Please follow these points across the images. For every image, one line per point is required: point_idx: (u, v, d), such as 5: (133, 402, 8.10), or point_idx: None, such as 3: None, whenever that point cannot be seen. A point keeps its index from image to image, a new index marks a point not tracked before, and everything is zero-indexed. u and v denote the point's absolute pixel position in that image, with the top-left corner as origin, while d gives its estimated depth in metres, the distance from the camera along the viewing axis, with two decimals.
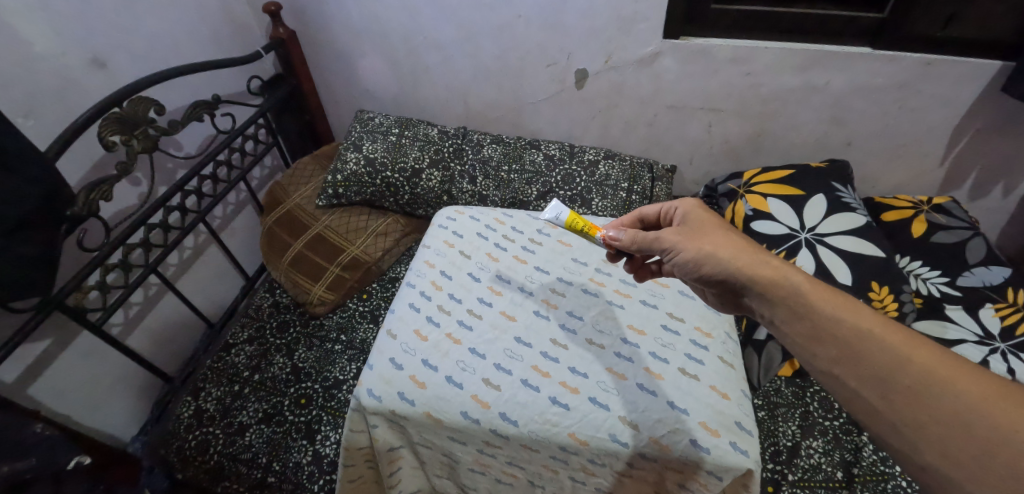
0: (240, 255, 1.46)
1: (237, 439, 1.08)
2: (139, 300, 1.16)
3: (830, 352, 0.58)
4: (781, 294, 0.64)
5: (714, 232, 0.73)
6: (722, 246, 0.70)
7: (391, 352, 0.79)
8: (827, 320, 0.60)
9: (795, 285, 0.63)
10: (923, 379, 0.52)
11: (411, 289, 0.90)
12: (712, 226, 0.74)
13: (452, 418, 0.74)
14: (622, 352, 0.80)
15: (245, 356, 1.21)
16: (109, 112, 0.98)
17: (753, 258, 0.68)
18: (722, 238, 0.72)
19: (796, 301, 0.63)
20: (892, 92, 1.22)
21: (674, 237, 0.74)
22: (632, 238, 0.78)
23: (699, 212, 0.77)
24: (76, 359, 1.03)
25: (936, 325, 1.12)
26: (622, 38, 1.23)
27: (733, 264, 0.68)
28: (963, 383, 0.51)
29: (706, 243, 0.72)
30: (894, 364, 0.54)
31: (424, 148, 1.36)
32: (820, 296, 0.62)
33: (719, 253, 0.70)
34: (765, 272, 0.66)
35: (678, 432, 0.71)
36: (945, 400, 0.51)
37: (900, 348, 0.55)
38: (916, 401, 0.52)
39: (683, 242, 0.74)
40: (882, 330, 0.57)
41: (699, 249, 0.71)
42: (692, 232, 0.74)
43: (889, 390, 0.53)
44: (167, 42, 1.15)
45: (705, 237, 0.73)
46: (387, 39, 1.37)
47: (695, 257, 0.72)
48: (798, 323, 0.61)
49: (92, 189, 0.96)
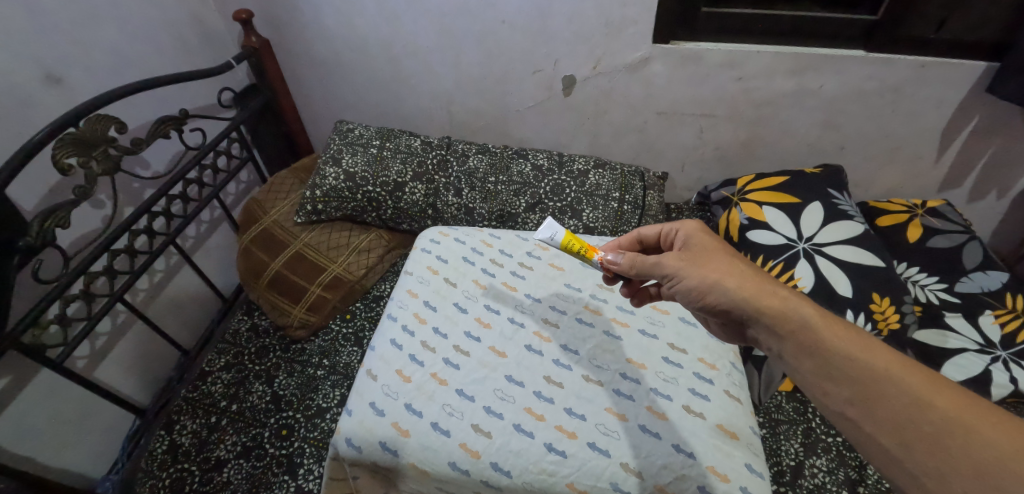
0: (215, 276, 1.39)
1: (214, 476, 1.02)
2: (106, 330, 1.08)
3: (844, 391, 0.54)
4: (790, 327, 0.60)
5: (718, 258, 0.69)
6: (728, 274, 0.66)
7: (372, 395, 0.74)
8: (839, 359, 0.56)
9: (806, 318, 0.60)
10: (945, 425, 0.49)
11: (392, 322, 0.84)
12: (716, 251, 0.70)
13: (439, 469, 0.69)
14: (622, 390, 0.76)
15: (222, 385, 1.15)
16: (62, 133, 0.90)
17: (759, 288, 0.64)
18: (726, 264, 0.68)
19: (805, 335, 0.59)
20: (885, 95, 1.20)
21: (676, 263, 0.70)
22: (631, 263, 0.74)
23: (701, 236, 0.73)
24: (38, 397, 0.95)
25: (937, 335, 1.09)
26: (610, 44, 1.19)
27: (740, 294, 0.64)
28: (990, 432, 0.47)
29: (711, 270, 0.67)
30: (913, 408, 0.51)
31: (406, 161, 1.30)
32: (833, 330, 0.58)
33: (724, 281, 0.66)
34: (772, 303, 0.62)
35: (685, 478, 0.68)
36: (969, 450, 0.47)
37: (920, 390, 0.51)
38: (936, 448, 0.48)
39: (686, 268, 0.69)
40: (900, 371, 0.53)
41: (702, 277, 0.67)
42: (696, 257, 0.70)
43: (908, 436, 0.50)
44: (129, 53, 1.08)
45: (709, 263, 0.69)
46: (365, 47, 1.31)
47: (699, 285, 0.68)
48: (808, 360, 0.58)
49: (48, 215, 0.88)
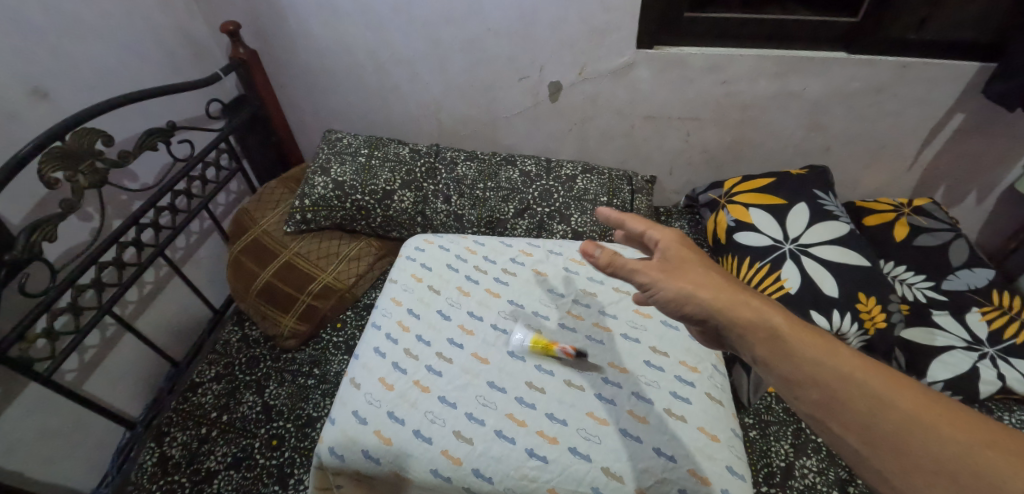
0: (205, 287, 1.39)
1: (205, 488, 1.01)
2: (95, 343, 1.08)
3: (812, 395, 0.54)
4: (761, 336, 0.59)
5: (695, 272, 0.68)
6: (704, 288, 0.65)
7: (355, 404, 0.75)
8: (807, 363, 0.55)
9: (774, 325, 0.59)
10: (907, 425, 0.49)
11: (376, 330, 0.85)
12: (691, 262, 0.69)
13: (420, 477, 0.70)
14: (603, 394, 0.76)
15: (212, 396, 1.15)
16: (50, 147, 0.90)
17: (734, 299, 0.63)
18: (703, 277, 0.67)
19: (775, 344, 0.58)
20: (868, 96, 1.21)
21: (653, 274, 0.68)
22: (608, 260, 0.68)
23: (679, 245, 0.72)
24: (27, 411, 0.95)
25: (924, 333, 1.09)
26: (594, 49, 1.20)
27: (715, 306, 0.64)
28: (950, 430, 0.48)
29: (686, 280, 0.66)
30: (876, 409, 0.51)
31: (394, 169, 1.30)
32: (800, 336, 0.58)
33: (699, 293, 0.65)
34: (744, 313, 0.62)
35: (666, 482, 0.68)
36: (931, 447, 0.48)
37: (883, 392, 0.51)
38: (900, 450, 0.48)
39: (665, 280, 0.67)
40: (862, 372, 0.53)
41: (681, 289, 0.66)
42: (671, 268, 0.69)
43: (874, 436, 0.50)
44: (116, 66, 1.09)
45: (686, 275, 0.67)
46: (353, 57, 1.32)
47: (677, 297, 0.66)
48: (778, 367, 0.57)
49: (33, 229, 0.88)
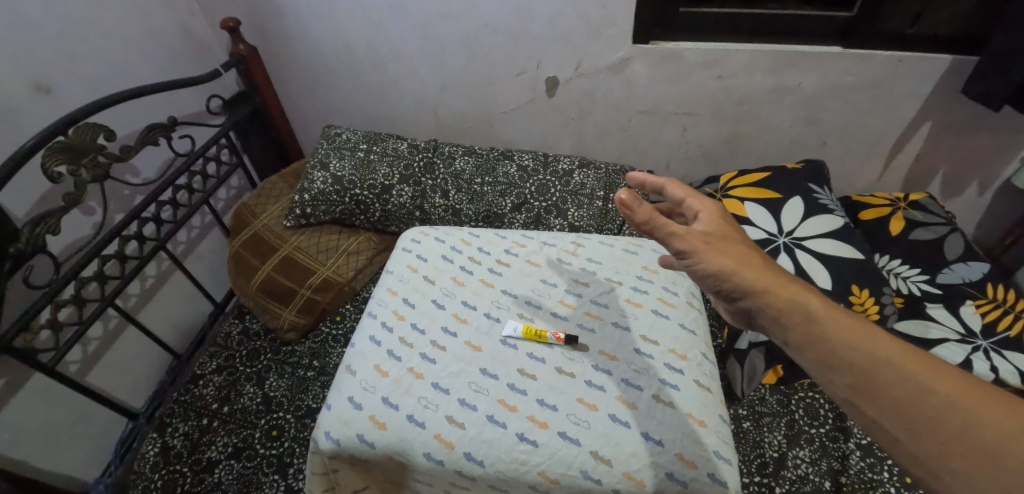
0: (207, 281, 1.41)
1: (206, 477, 1.03)
2: (98, 335, 1.10)
3: (846, 379, 0.53)
4: (795, 319, 0.58)
5: (737, 247, 0.66)
6: (746, 266, 0.63)
7: (350, 390, 0.76)
8: (843, 347, 0.54)
9: (811, 310, 0.58)
10: (944, 409, 0.49)
11: (372, 319, 0.86)
12: (736, 239, 0.67)
13: (412, 460, 0.71)
14: (593, 381, 0.78)
15: (213, 387, 1.16)
16: (52, 141, 0.91)
17: (772, 279, 0.62)
18: (744, 254, 0.65)
19: (811, 327, 0.57)
20: (863, 91, 1.22)
21: (698, 244, 0.65)
22: (647, 217, 0.65)
23: (722, 218, 0.69)
24: (32, 401, 0.97)
25: (918, 326, 1.11)
26: (590, 44, 1.20)
27: (755, 284, 0.62)
28: (986, 414, 0.47)
29: (729, 257, 0.64)
30: (912, 392, 0.50)
31: (393, 163, 1.32)
32: (836, 320, 0.56)
33: (742, 272, 0.62)
34: (780, 294, 0.60)
35: (654, 466, 0.69)
36: (967, 431, 0.47)
37: (921, 376, 0.51)
38: (939, 433, 0.48)
39: (707, 251, 0.65)
40: (898, 356, 0.52)
41: (723, 263, 0.64)
42: (715, 240, 0.66)
43: (910, 420, 0.49)
44: (117, 63, 1.10)
45: (728, 249, 0.65)
46: (352, 54, 1.33)
47: (719, 271, 0.64)
48: (812, 350, 0.56)
49: (38, 223, 0.89)
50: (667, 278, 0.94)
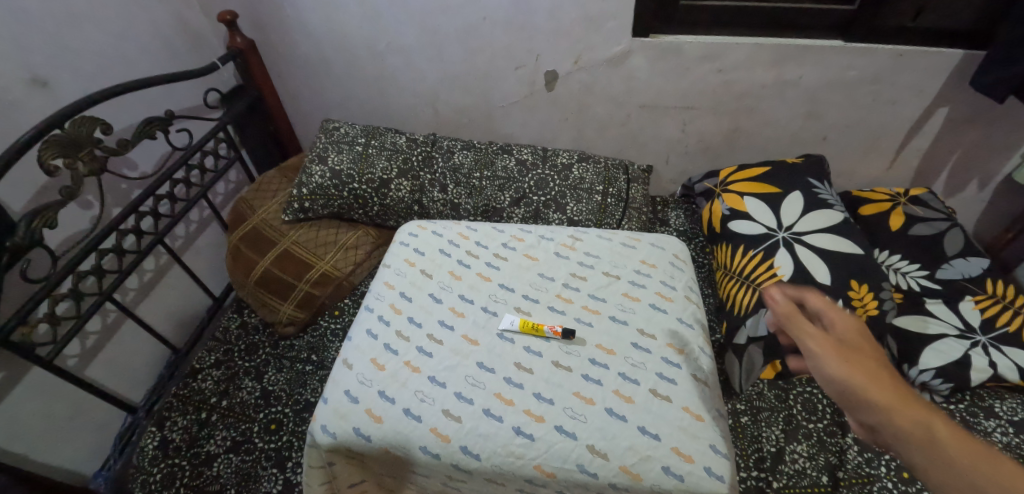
0: (205, 275, 1.40)
1: (204, 470, 1.02)
2: (96, 328, 1.10)
3: None
4: (914, 437, 0.54)
5: (869, 362, 0.62)
6: (873, 381, 0.60)
7: (346, 384, 0.76)
8: (970, 478, 0.49)
9: (937, 433, 0.53)
10: None
11: (369, 313, 0.86)
12: (870, 354, 0.64)
13: (409, 453, 0.71)
14: (590, 374, 0.77)
15: (211, 382, 1.16)
16: (48, 135, 0.91)
17: (897, 397, 0.58)
18: (875, 369, 0.62)
19: (934, 448, 0.52)
20: (864, 85, 1.21)
21: (824, 351, 0.65)
22: (789, 309, 0.72)
23: (854, 329, 0.68)
24: (30, 395, 0.97)
25: (917, 321, 1.10)
26: (590, 38, 1.20)
27: (876, 400, 0.58)
28: None
29: (859, 371, 0.61)
30: None
31: (391, 157, 1.31)
32: (964, 446, 0.51)
33: (867, 387, 0.59)
34: (902, 410, 0.56)
35: (650, 460, 0.69)
36: None
37: None
38: None
39: (829, 358, 0.64)
40: None
41: (845, 371, 0.62)
42: (847, 352, 0.64)
43: None
44: (114, 56, 1.09)
45: (858, 361, 0.63)
46: (350, 47, 1.32)
47: (837, 378, 0.62)
48: (936, 477, 0.51)
49: (35, 216, 0.89)
50: (665, 273, 0.94)
